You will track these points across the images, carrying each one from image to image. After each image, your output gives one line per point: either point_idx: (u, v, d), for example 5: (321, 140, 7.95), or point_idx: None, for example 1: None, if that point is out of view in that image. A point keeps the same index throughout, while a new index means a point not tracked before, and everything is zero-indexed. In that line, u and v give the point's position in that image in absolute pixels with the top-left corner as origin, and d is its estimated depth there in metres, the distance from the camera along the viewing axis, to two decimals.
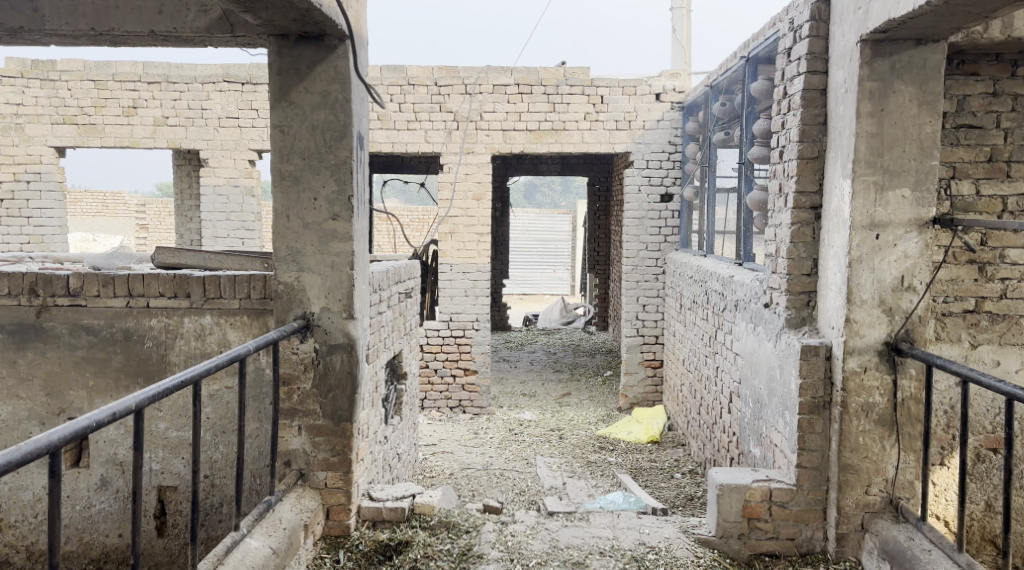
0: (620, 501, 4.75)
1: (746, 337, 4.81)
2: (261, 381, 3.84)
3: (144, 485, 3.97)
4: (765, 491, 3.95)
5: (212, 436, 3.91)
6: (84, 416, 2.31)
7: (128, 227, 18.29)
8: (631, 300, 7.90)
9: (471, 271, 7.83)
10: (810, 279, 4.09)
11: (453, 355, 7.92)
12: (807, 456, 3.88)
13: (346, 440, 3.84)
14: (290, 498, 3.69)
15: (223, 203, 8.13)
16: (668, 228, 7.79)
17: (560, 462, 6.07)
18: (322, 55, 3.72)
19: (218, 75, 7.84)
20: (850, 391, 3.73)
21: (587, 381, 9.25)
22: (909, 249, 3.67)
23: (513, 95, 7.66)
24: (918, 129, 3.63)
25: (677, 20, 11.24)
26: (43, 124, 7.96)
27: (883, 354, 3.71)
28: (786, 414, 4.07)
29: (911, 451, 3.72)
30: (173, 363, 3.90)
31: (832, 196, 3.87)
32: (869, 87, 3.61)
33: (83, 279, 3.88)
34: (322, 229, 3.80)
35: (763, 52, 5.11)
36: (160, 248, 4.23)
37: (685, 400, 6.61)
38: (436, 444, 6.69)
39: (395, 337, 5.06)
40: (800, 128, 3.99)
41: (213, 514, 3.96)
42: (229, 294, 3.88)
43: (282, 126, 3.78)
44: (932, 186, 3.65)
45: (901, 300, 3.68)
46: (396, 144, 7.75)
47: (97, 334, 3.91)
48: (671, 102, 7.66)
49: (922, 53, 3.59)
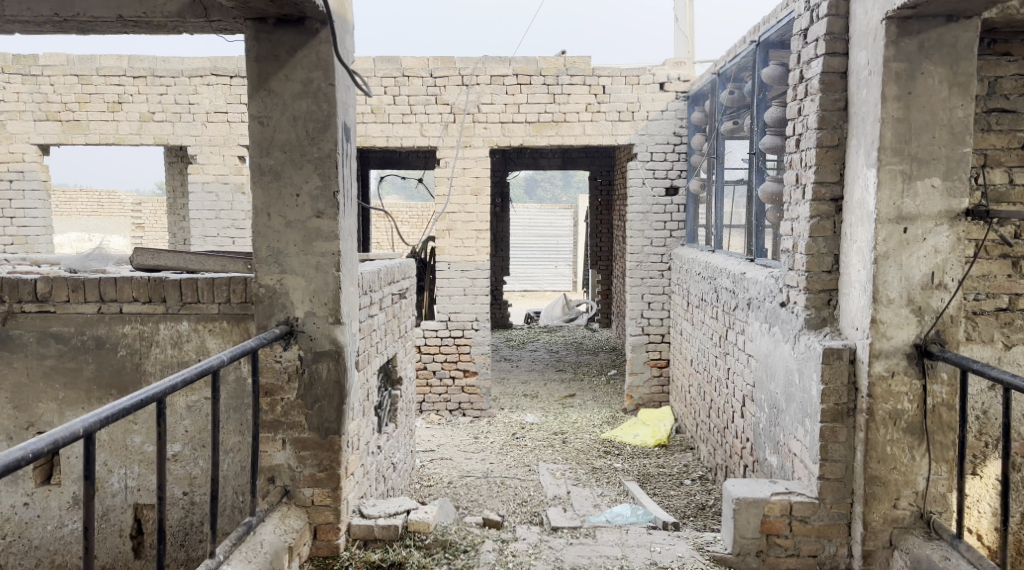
0: (627, 514, 4.48)
1: (760, 337, 4.54)
2: (242, 392, 3.57)
3: (119, 503, 3.70)
4: (785, 505, 3.69)
5: (191, 450, 3.64)
6: (20, 447, 2.01)
7: (123, 226, 17.83)
8: (636, 298, 7.62)
9: (470, 269, 7.55)
10: (830, 276, 3.81)
11: (452, 357, 7.65)
12: (830, 467, 3.61)
13: (334, 455, 3.58)
14: (274, 518, 3.42)
15: (212, 201, 7.84)
16: (674, 223, 7.52)
17: (564, 469, 5.80)
18: (303, 39, 3.44)
19: (206, 69, 7.58)
20: (877, 398, 3.46)
21: (591, 381, 8.98)
22: (940, 243, 3.39)
23: (511, 86, 7.39)
24: (949, 113, 3.35)
25: (680, 9, 10.93)
26: (25, 120, 7.67)
27: (912, 357, 3.43)
28: (807, 422, 3.79)
29: (943, 461, 3.45)
30: (149, 372, 3.64)
31: (854, 188, 3.60)
32: (896, 68, 3.33)
33: (51, 284, 3.61)
34: (307, 227, 3.52)
35: (775, 35, 4.83)
36: (137, 249, 3.95)
37: (694, 402, 6.34)
38: (435, 450, 6.43)
39: (388, 340, 4.79)
40: (819, 114, 3.71)
41: (193, 534, 3.69)
42: (207, 298, 3.60)
43: (260, 117, 3.50)
44: (965, 175, 3.38)
45: (931, 299, 3.41)
46: (391, 138, 7.48)
47: (66, 342, 3.64)
48: (675, 91, 7.39)
49: (952, 31, 3.31)
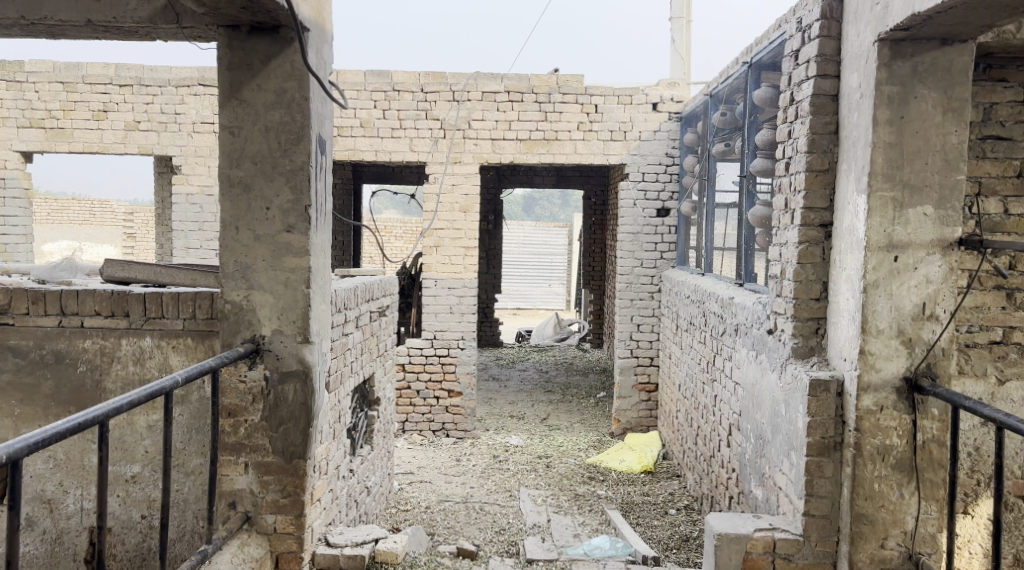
0: (607, 547, 4.33)
1: (747, 365, 4.40)
2: (204, 412, 3.43)
3: (74, 526, 3.54)
4: (768, 542, 3.54)
5: (150, 471, 3.49)
6: None
7: (115, 236, 17.68)
8: (625, 320, 7.49)
9: (456, 287, 7.42)
10: (819, 304, 3.69)
11: (436, 376, 7.51)
12: (816, 504, 3.47)
13: (299, 480, 3.43)
14: (232, 546, 3.27)
15: (196, 212, 7.70)
16: (665, 244, 7.40)
17: (546, 495, 5.64)
18: (277, 49, 3.33)
19: (194, 78, 7.49)
20: (864, 432, 3.33)
21: (579, 403, 8.82)
22: (932, 273, 3.27)
23: (503, 103, 7.29)
24: (942, 139, 3.23)
25: (676, 30, 10.88)
26: (7, 127, 7.54)
27: (902, 391, 3.30)
28: (793, 455, 3.65)
29: (932, 500, 3.31)
30: (109, 390, 3.49)
31: (844, 213, 3.48)
32: (888, 92, 3.22)
33: (10, 295, 3.47)
34: (276, 242, 3.39)
35: (767, 57, 4.73)
36: (108, 260, 3.79)
37: (681, 428, 6.20)
38: (414, 472, 6.28)
39: (365, 360, 4.64)
40: (809, 137, 3.60)
41: (150, 559, 3.53)
42: (172, 314, 3.46)
43: (231, 127, 3.38)
44: (958, 203, 3.26)
45: (922, 330, 3.28)
46: (380, 152, 7.36)
47: (24, 356, 3.49)
48: (668, 112, 7.29)
49: (947, 54, 3.20)
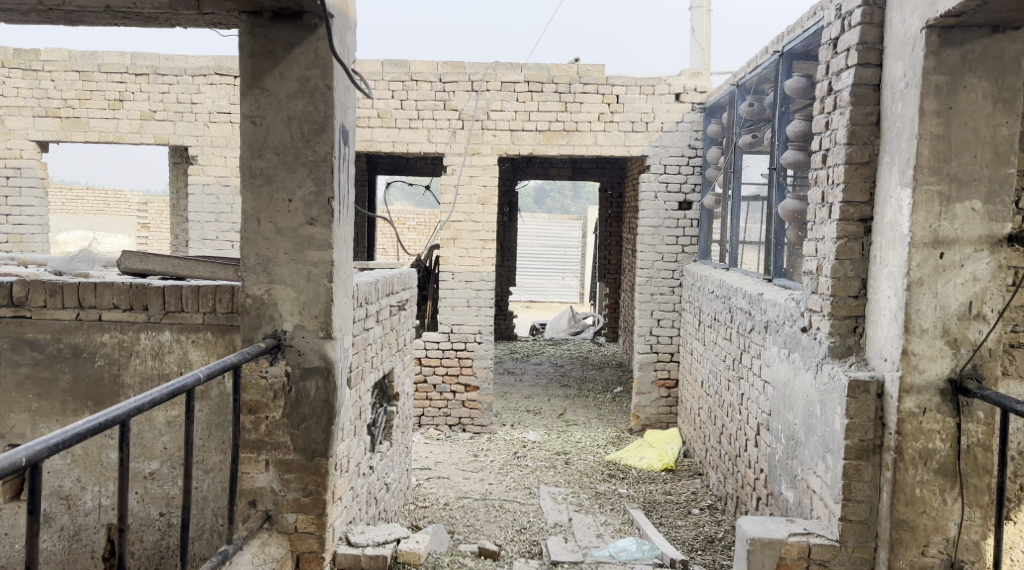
0: (633, 549, 4.23)
1: (778, 363, 4.28)
2: (224, 408, 3.34)
3: (92, 523, 3.46)
4: (803, 548, 3.45)
5: (169, 468, 3.41)
6: None
7: (129, 225, 17.66)
8: (645, 315, 7.37)
9: (473, 280, 7.32)
10: (857, 301, 3.57)
11: (453, 370, 7.42)
12: (853, 508, 3.35)
13: (321, 479, 3.33)
14: (252, 546, 3.18)
15: (212, 203, 7.62)
16: (686, 238, 7.27)
17: (566, 493, 5.54)
18: (300, 35, 3.23)
19: (210, 67, 7.40)
20: (906, 435, 3.21)
21: (596, 398, 8.71)
22: (979, 271, 3.14)
23: (523, 94, 7.16)
24: (991, 131, 3.11)
25: (697, 20, 10.72)
26: (23, 116, 7.46)
27: (946, 393, 3.18)
28: (829, 457, 3.53)
29: (977, 506, 3.19)
30: (127, 385, 3.40)
31: (886, 208, 3.35)
32: (935, 81, 3.09)
33: (27, 287, 3.37)
34: (298, 235, 3.29)
35: (801, 46, 4.59)
36: (126, 251, 3.70)
37: (703, 426, 6.09)
38: (432, 468, 6.19)
39: (385, 355, 4.54)
40: (849, 129, 3.47)
41: (168, 557, 3.45)
42: (192, 307, 3.37)
43: (253, 116, 3.28)
44: (1008, 198, 3.13)
45: (968, 330, 3.16)
46: (398, 143, 7.25)
47: (41, 350, 3.40)
48: (691, 103, 7.16)
49: (998, 43, 3.07)
